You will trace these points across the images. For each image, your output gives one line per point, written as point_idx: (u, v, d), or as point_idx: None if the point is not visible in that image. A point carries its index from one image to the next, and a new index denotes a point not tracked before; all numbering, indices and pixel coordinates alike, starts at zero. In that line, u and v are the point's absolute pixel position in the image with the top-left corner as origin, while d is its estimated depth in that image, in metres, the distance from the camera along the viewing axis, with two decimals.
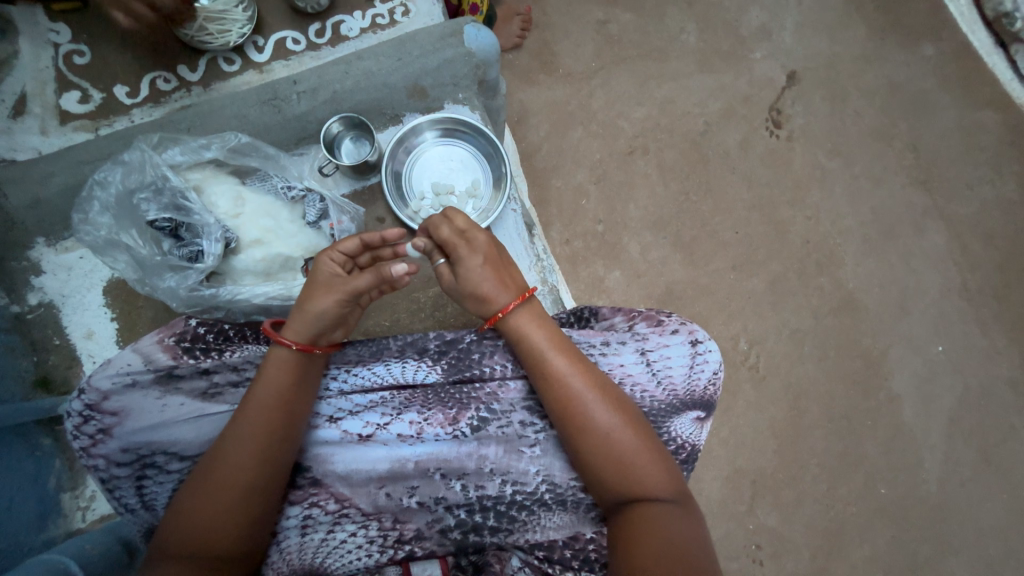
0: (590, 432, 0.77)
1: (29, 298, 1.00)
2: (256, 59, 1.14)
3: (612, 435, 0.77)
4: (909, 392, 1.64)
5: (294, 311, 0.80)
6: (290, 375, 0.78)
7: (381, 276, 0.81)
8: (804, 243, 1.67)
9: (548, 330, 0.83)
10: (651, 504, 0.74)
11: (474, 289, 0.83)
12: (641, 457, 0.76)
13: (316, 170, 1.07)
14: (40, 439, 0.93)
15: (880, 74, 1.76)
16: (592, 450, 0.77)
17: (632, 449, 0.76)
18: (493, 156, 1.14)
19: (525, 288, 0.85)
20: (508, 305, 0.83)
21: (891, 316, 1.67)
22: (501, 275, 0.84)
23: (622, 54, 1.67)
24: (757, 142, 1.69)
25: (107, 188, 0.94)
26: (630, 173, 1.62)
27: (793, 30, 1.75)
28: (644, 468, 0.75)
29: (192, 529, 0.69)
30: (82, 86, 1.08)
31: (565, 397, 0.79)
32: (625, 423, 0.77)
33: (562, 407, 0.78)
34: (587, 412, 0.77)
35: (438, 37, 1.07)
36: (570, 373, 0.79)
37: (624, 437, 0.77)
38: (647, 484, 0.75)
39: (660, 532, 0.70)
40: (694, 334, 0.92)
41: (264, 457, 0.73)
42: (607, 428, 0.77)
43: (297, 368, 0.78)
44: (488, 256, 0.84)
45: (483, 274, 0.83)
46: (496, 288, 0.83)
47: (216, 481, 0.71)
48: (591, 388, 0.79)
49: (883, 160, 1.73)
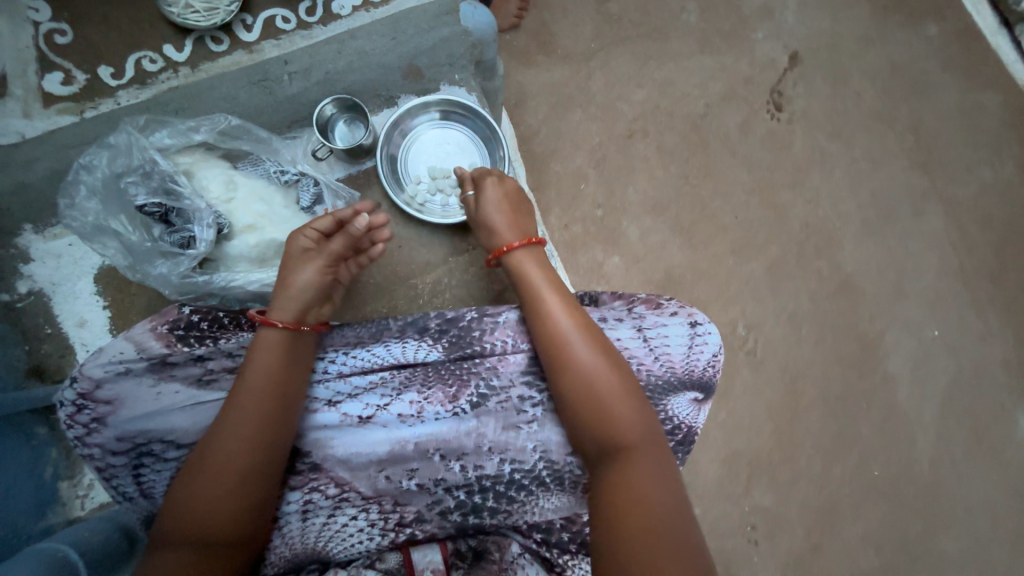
0: (573, 369, 0.79)
1: (19, 287, 0.98)
2: (245, 38, 1.08)
3: (593, 374, 0.78)
4: (904, 374, 1.65)
5: (275, 296, 0.82)
6: (277, 355, 0.77)
7: (349, 235, 0.84)
8: (803, 227, 1.66)
9: (545, 274, 0.88)
10: (627, 456, 0.74)
11: (487, 218, 0.93)
12: (619, 398, 0.77)
13: (310, 154, 1.06)
14: (35, 428, 0.93)
15: (883, 55, 1.73)
16: (575, 385, 0.78)
17: (612, 387, 0.77)
18: (491, 139, 1.12)
19: (536, 238, 0.92)
20: (514, 243, 0.91)
21: (888, 300, 1.67)
22: (515, 217, 0.94)
23: (621, 34, 1.63)
24: (757, 125, 1.67)
25: (94, 172, 0.91)
26: (629, 156, 1.60)
27: (796, 9, 1.71)
28: (623, 410, 0.76)
29: (190, 513, 0.69)
30: (66, 66, 1.03)
31: (553, 333, 0.81)
32: (607, 363, 0.79)
33: (551, 343, 0.81)
34: (570, 350, 0.80)
35: (433, 14, 1.05)
36: (559, 313, 0.83)
37: (607, 376, 0.78)
38: (624, 435, 0.76)
39: (634, 476, 0.72)
40: (693, 316, 0.91)
41: (255, 441, 0.72)
42: (590, 368, 0.79)
43: (280, 349, 0.78)
44: (509, 197, 0.95)
45: (499, 208, 0.93)
46: (507, 225, 0.92)
47: (209, 467, 0.70)
48: (577, 328, 0.81)
49: (884, 143, 1.71)
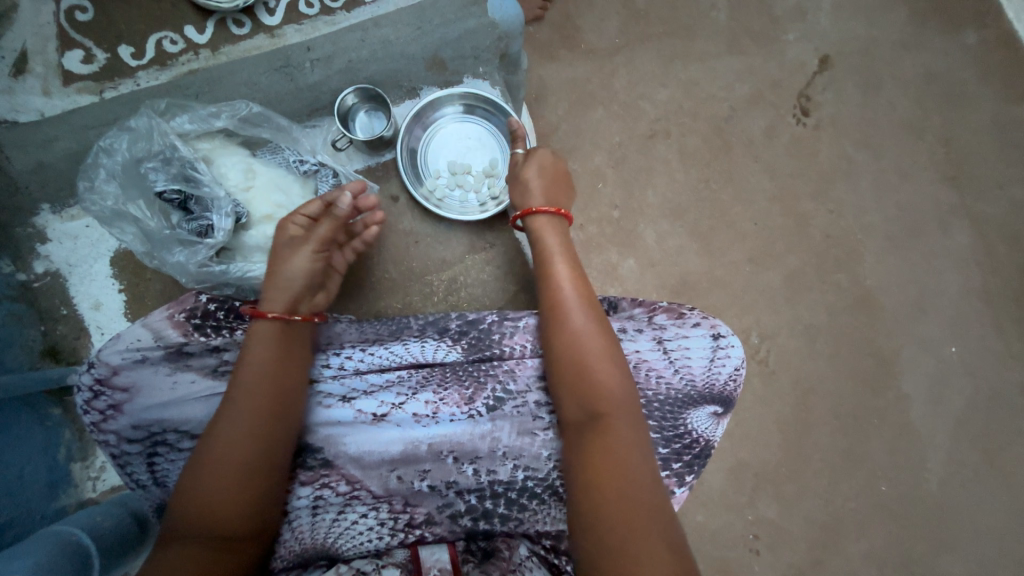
0: (564, 330, 0.80)
1: (35, 266, 0.98)
2: (267, 22, 1.06)
3: (582, 336, 0.79)
4: (918, 392, 1.63)
5: (268, 286, 0.81)
6: (273, 345, 0.78)
7: (336, 216, 0.83)
8: (824, 238, 1.62)
9: (560, 243, 0.90)
10: (610, 426, 0.73)
11: (527, 180, 0.94)
12: (603, 363, 0.77)
13: (329, 144, 1.04)
14: (49, 409, 0.93)
15: (918, 62, 1.67)
16: (563, 347, 0.79)
17: (596, 350, 0.78)
18: (513, 136, 1.09)
19: (564, 212, 0.92)
20: (541, 208, 0.92)
21: (907, 316, 1.64)
22: (552, 186, 0.95)
23: (648, 31, 1.58)
24: (783, 130, 1.62)
25: (114, 155, 0.90)
26: (650, 158, 1.57)
27: (830, 10, 1.65)
28: (605, 374, 0.77)
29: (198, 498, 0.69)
30: (86, 44, 1.02)
31: (553, 298, 0.84)
32: (598, 329, 0.80)
33: (550, 305, 0.84)
34: (565, 313, 0.82)
35: (460, 5, 1.03)
36: (563, 279, 0.85)
37: (595, 340, 0.79)
38: (606, 404, 0.75)
39: (609, 438, 0.72)
40: (716, 328, 0.89)
41: (257, 434, 0.72)
42: (580, 332, 0.80)
43: (277, 339, 0.78)
44: (552, 167, 0.97)
45: (540, 175, 0.95)
46: (542, 191, 0.93)
47: (217, 454, 0.70)
48: (578, 295, 0.84)
49: (913, 154, 1.67)
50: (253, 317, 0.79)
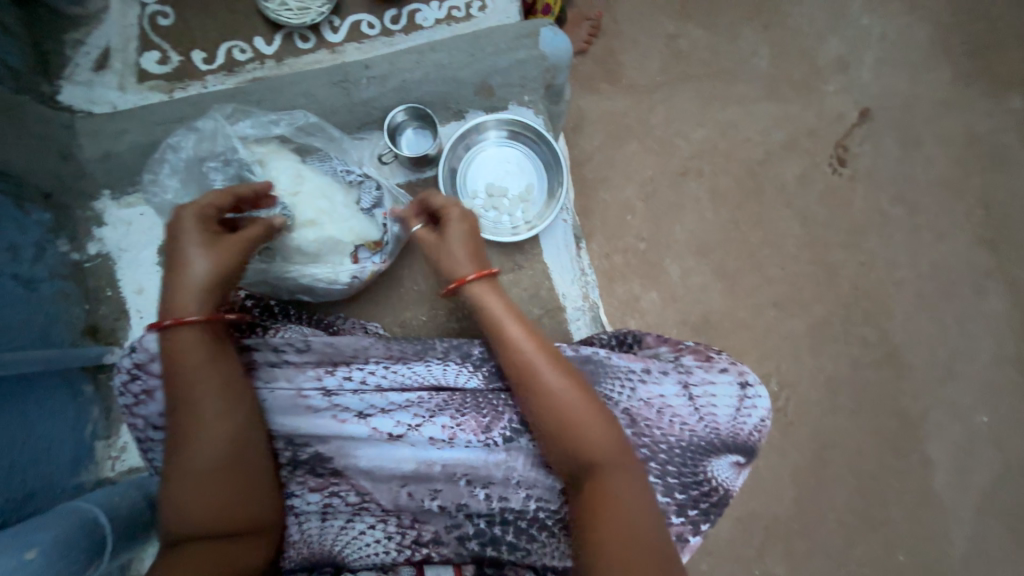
0: (539, 392, 0.77)
1: (89, 248, 1.03)
2: (330, 39, 1.12)
3: (560, 395, 0.77)
4: (944, 460, 1.56)
5: (166, 283, 0.78)
6: (208, 353, 0.76)
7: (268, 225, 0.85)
8: (853, 289, 1.59)
9: (503, 300, 0.85)
10: (609, 472, 0.73)
11: (450, 251, 0.86)
12: (588, 419, 0.76)
13: (375, 157, 1.08)
14: (82, 385, 0.97)
15: (960, 122, 1.67)
16: (542, 407, 0.77)
17: (578, 407, 0.76)
18: (552, 164, 1.12)
19: (488, 266, 0.86)
20: (470, 274, 0.85)
21: (935, 378, 1.59)
22: (475, 249, 0.87)
23: (688, 71, 1.62)
24: (817, 179, 1.62)
25: (179, 152, 0.96)
26: (681, 194, 1.58)
27: (873, 65, 1.66)
28: (591, 432, 0.75)
29: (210, 504, 0.70)
30: (163, 47, 1.09)
31: (516, 359, 0.79)
32: (570, 386, 0.77)
33: (514, 366, 0.79)
34: (535, 375, 0.78)
35: (513, 36, 1.07)
36: (521, 338, 0.81)
37: (572, 398, 0.77)
38: (602, 450, 0.74)
39: (613, 497, 0.71)
40: (743, 376, 0.88)
41: (236, 444, 0.74)
42: (557, 391, 0.77)
43: (211, 347, 0.76)
44: (471, 227, 0.89)
45: (462, 240, 0.87)
46: (466, 247, 0.86)
47: (196, 467, 0.71)
48: (540, 353, 0.80)
49: (950, 213, 1.64)
50: (172, 327, 0.75)
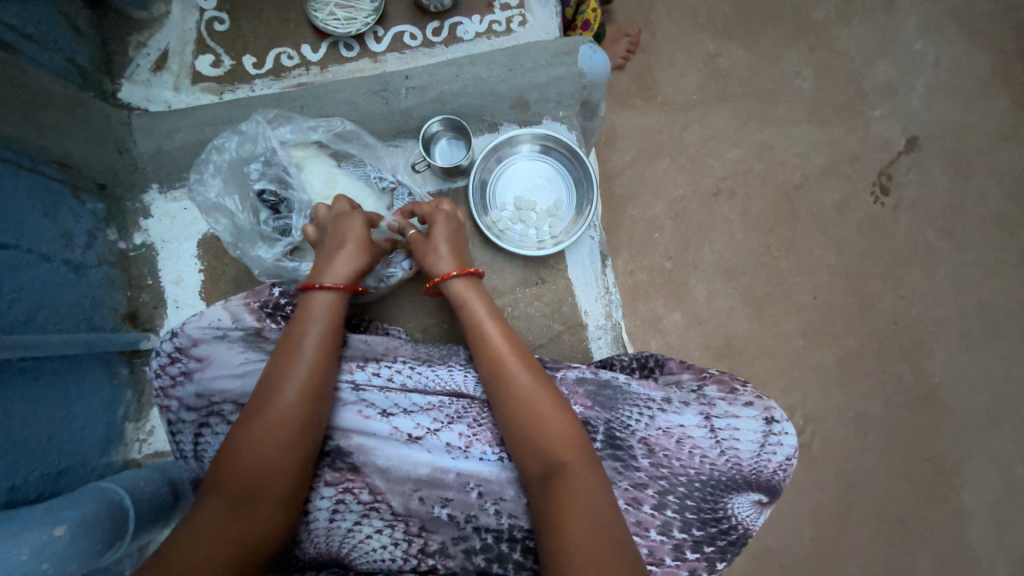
0: (511, 386, 0.79)
1: (135, 238, 1.09)
2: (373, 48, 1.16)
3: (528, 390, 0.78)
4: (982, 512, 1.46)
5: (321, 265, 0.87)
6: (321, 329, 0.81)
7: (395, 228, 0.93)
8: (890, 324, 1.52)
9: (484, 299, 0.88)
10: (571, 465, 0.73)
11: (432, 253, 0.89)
12: (552, 414, 0.76)
13: (409, 165, 1.09)
14: (118, 368, 1.02)
15: (1016, 156, 1.58)
16: (511, 401, 0.78)
17: (543, 403, 0.77)
18: (582, 181, 1.12)
19: (472, 267, 0.90)
20: (451, 273, 0.88)
21: (976, 424, 1.50)
22: (457, 250, 0.91)
23: (727, 90, 1.59)
24: (857, 207, 1.56)
25: (223, 153, 0.99)
26: (711, 215, 1.54)
27: (924, 92, 1.60)
28: (554, 427, 0.76)
29: (263, 466, 0.71)
30: (217, 51, 1.15)
31: (491, 354, 0.82)
32: (538, 383, 0.79)
33: (489, 361, 0.82)
34: (507, 370, 0.80)
35: (552, 52, 1.07)
36: (498, 335, 0.83)
37: (538, 393, 0.78)
38: (561, 442, 0.75)
39: (576, 492, 0.70)
40: (769, 411, 0.85)
41: (302, 430, 0.75)
42: (526, 386, 0.78)
43: (325, 322, 0.82)
44: (452, 230, 0.93)
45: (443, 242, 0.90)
46: (447, 257, 0.89)
47: (264, 441, 0.72)
48: (513, 350, 0.82)
49: (1002, 251, 1.55)
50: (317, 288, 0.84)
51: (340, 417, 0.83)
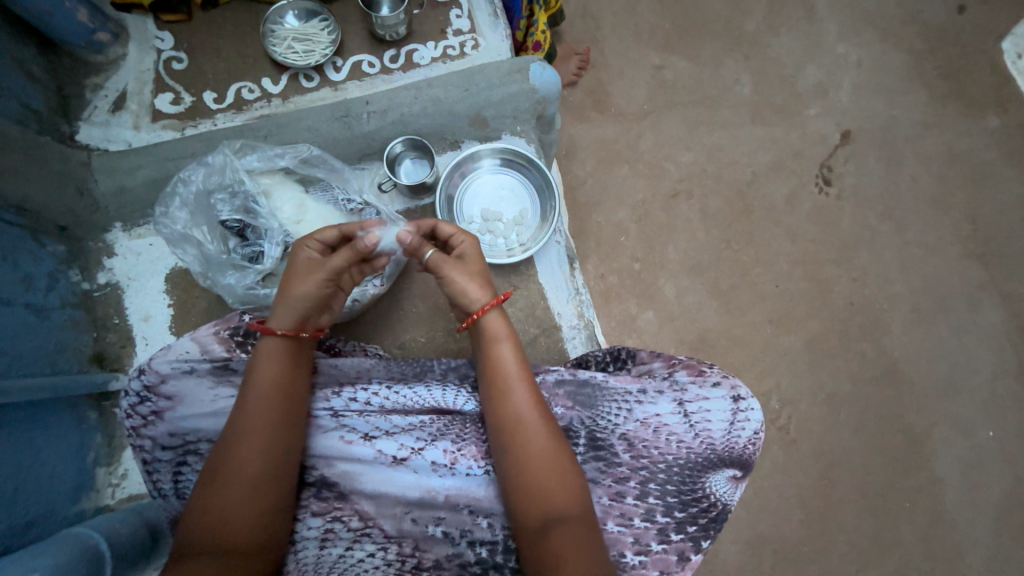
0: (511, 412, 0.79)
1: (99, 277, 1.07)
2: (332, 77, 1.20)
3: (523, 416, 0.78)
4: (954, 476, 1.54)
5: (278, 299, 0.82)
6: (279, 367, 0.79)
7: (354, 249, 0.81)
8: (847, 305, 1.61)
9: (506, 329, 0.84)
10: (552, 484, 0.75)
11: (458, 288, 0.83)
12: (544, 439, 0.77)
13: (374, 185, 1.13)
14: (86, 412, 0.99)
15: (939, 141, 1.73)
16: (507, 426, 0.78)
17: (538, 429, 0.78)
18: (544, 189, 1.17)
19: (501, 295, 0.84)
20: (485, 307, 0.83)
21: (937, 392, 1.59)
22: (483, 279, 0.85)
23: (674, 99, 1.69)
24: (805, 198, 1.67)
25: (189, 185, 1.01)
26: (672, 216, 1.62)
27: (851, 89, 1.74)
28: (540, 450, 0.77)
29: (243, 511, 0.71)
30: (176, 89, 1.16)
31: (497, 380, 0.81)
32: (537, 410, 0.79)
33: (493, 387, 0.81)
34: (508, 397, 0.80)
35: (505, 72, 1.13)
36: (507, 362, 0.82)
37: (533, 419, 0.78)
38: (548, 463, 0.76)
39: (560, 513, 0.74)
40: (736, 389, 0.89)
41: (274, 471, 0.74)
42: (523, 412, 0.78)
43: (286, 359, 0.80)
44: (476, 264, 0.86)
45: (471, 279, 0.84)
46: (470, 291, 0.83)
47: (240, 483, 0.71)
48: (522, 378, 0.81)
49: (938, 228, 1.68)
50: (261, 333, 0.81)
51: (321, 445, 0.83)
